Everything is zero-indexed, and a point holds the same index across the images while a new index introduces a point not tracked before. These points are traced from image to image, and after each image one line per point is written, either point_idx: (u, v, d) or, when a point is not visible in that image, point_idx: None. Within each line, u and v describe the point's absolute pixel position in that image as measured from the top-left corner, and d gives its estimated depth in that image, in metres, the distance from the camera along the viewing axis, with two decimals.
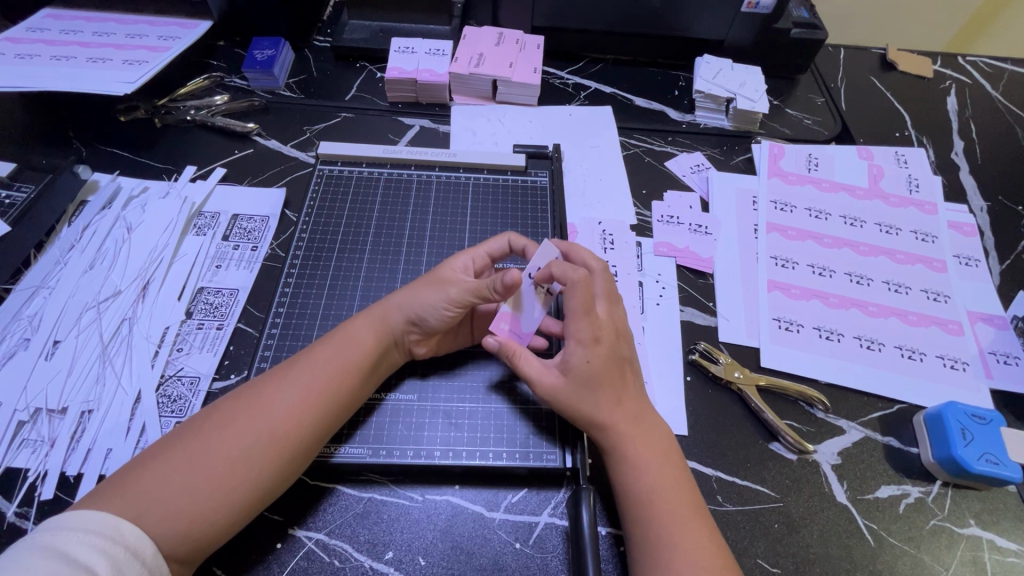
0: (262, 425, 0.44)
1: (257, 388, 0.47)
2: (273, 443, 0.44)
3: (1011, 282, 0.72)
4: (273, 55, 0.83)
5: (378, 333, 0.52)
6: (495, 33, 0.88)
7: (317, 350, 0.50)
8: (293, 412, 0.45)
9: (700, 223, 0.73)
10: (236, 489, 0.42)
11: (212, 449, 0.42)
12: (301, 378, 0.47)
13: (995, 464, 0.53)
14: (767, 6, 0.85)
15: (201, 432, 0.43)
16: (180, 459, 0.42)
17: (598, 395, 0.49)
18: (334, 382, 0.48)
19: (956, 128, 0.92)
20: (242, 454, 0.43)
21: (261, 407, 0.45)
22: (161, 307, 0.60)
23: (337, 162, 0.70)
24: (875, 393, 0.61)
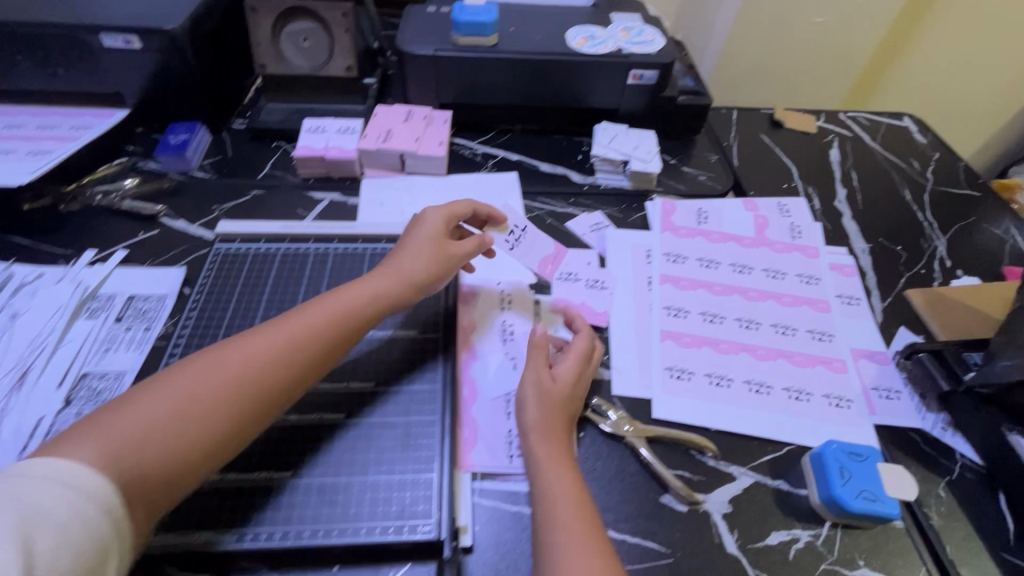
0: (247, 371, 0.50)
1: (252, 336, 0.53)
2: (260, 387, 0.50)
3: (893, 319, 0.76)
4: (186, 139, 0.87)
5: (359, 296, 0.59)
6: (404, 109, 0.93)
7: (297, 311, 0.56)
8: (281, 364, 0.52)
9: (596, 279, 0.76)
10: (214, 431, 0.47)
11: (202, 389, 0.48)
12: (292, 332, 0.54)
13: (872, 500, 0.54)
14: (650, 78, 0.93)
15: (187, 377, 0.48)
16: (167, 401, 0.46)
17: (544, 407, 0.57)
18: (318, 335, 0.55)
19: (839, 177, 1.00)
20: (222, 396, 0.48)
21: (251, 358, 0.51)
22: (37, 396, 0.59)
23: (235, 239, 0.72)
24: (763, 437, 0.62)
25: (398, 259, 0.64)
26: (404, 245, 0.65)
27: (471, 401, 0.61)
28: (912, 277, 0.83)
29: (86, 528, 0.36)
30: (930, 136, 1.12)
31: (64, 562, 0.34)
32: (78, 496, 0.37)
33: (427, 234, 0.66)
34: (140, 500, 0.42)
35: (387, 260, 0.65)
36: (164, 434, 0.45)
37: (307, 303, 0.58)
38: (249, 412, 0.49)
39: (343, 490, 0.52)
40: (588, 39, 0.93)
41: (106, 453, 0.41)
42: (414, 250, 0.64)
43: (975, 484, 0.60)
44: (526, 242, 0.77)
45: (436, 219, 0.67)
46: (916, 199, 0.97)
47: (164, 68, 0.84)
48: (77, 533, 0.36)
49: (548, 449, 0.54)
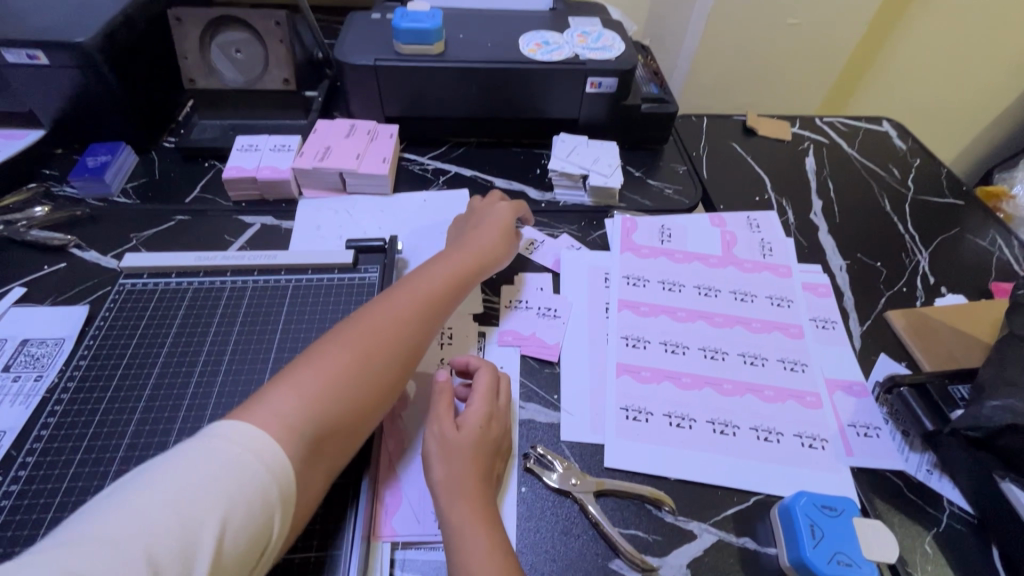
0: (397, 335, 0.53)
1: (382, 305, 0.55)
2: (408, 349, 0.53)
3: (872, 344, 0.70)
4: (106, 161, 0.80)
5: (465, 266, 0.63)
6: (347, 124, 0.86)
7: (415, 280, 0.59)
8: (421, 324, 0.56)
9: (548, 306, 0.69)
10: (388, 386, 0.50)
11: (367, 350, 0.50)
12: (423, 297, 0.57)
13: (848, 565, 0.47)
14: (610, 86, 0.86)
15: (346, 342, 0.50)
16: (345, 363, 0.48)
17: (454, 461, 0.50)
18: (442, 300, 0.59)
19: (814, 187, 0.94)
20: (382, 356, 0.51)
21: (394, 320, 0.54)
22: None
23: (144, 273, 0.65)
24: (728, 487, 0.56)
25: (486, 238, 0.67)
26: (482, 229, 0.69)
27: (396, 457, 0.54)
28: (892, 297, 0.77)
29: (269, 505, 0.38)
30: (910, 142, 1.07)
31: (242, 543, 0.36)
32: (265, 466, 0.39)
33: (497, 219, 0.70)
34: (320, 461, 0.44)
35: (471, 237, 0.68)
36: (341, 395, 0.47)
37: (418, 272, 0.61)
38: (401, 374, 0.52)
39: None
40: (543, 46, 0.87)
41: (293, 417, 0.43)
42: (494, 232, 0.69)
43: (966, 536, 0.54)
44: (548, 244, 0.78)
45: (505, 211, 0.72)
46: (896, 210, 0.91)
47: (78, 84, 0.77)
48: (259, 510, 0.37)
49: (460, 510, 0.48)
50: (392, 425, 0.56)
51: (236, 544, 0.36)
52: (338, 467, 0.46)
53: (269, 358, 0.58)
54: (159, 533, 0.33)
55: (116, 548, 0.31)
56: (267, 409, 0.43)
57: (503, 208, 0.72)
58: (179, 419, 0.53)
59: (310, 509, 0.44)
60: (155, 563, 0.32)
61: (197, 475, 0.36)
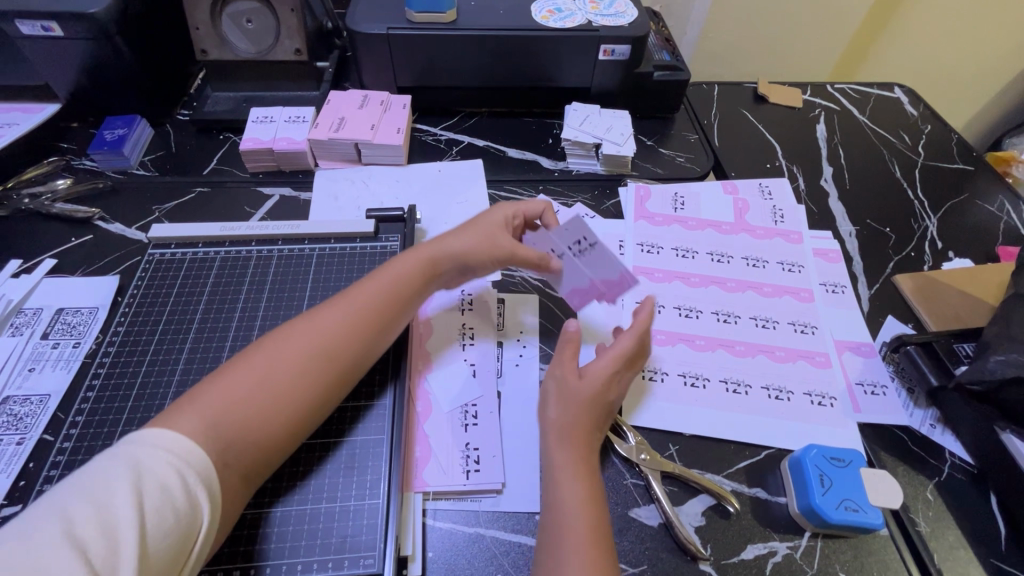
0: (321, 346, 0.51)
1: (313, 314, 0.53)
2: (330, 360, 0.51)
3: (880, 306, 0.72)
4: (123, 134, 0.81)
5: (420, 272, 0.59)
6: (360, 95, 0.87)
7: (360, 286, 0.57)
8: (348, 329, 0.52)
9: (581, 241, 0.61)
10: (301, 396, 0.48)
11: (280, 361, 0.49)
12: (352, 303, 0.54)
13: (855, 511, 0.50)
14: (623, 53, 0.86)
15: (262, 354, 0.49)
16: (253, 375, 0.47)
17: (569, 406, 0.52)
18: (377, 308, 0.55)
19: (825, 155, 0.94)
20: (296, 366, 0.49)
21: (316, 328, 0.51)
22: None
23: (170, 244, 0.67)
24: (741, 441, 0.58)
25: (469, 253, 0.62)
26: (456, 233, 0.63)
27: (425, 416, 0.57)
28: (900, 261, 0.78)
29: (187, 489, 0.38)
30: (921, 108, 1.06)
31: (168, 522, 0.36)
32: (175, 453, 0.40)
33: (495, 228, 0.63)
34: (229, 471, 0.43)
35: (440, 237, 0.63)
36: (253, 404, 0.46)
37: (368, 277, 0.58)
38: (327, 385, 0.50)
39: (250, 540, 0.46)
40: (556, 12, 0.87)
41: (195, 426, 0.42)
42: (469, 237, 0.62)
43: (966, 486, 0.57)
44: (562, 215, 0.79)
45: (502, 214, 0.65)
46: (906, 177, 0.92)
47: (93, 57, 0.78)
48: (177, 494, 0.38)
49: (565, 456, 0.50)
50: (420, 390, 0.59)
51: (162, 527, 0.36)
52: (262, 473, 0.46)
53: None
54: (77, 517, 0.33)
55: (33, 533, 0.32)
56: (179, 415, 0.43)
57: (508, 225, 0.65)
58: None
59: (236, 509, 0.44)
60: (76, 542, 0.32)
61: (113, 469, 0.37)
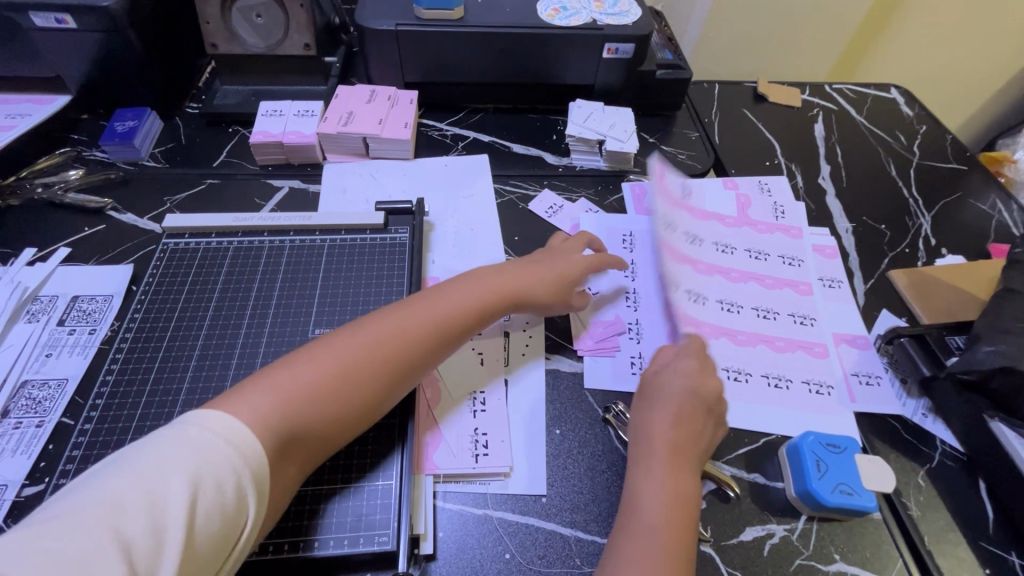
0: (393, 356, 0.51)
1: (393, 318, 0.54)
2: (397, 374, 0.51)
3: (876, 300, 0.74)
4: (134, 126, 0.82)
5: (493, 292, 0.60)
6: (367, 89, 0.88)
7: (434, 298, 0.57)
8: (419, 346, 0.53)
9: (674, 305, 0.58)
10: (364, 401, 0.49)
11: (355, 360, 0.49)
12: (429, 316, 0.55)
13: (849, 494, 0.52)
14: (627, 51, 0.88)
15: (338, 345, 0.50)
16: (328, 367, 0.48)
17: (660, 407, 0.54)
18: (447, 326, 0.56)
19: (823, 153, 0.96)
20: (368, 372, 0.49)
21: (393, 337, 0.52)
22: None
23: (185, 234, 0.68)
24: (740, 429, 0.60)
25: (520, 280, 0.62)
26: (535, 263, 0.64)
27: (435, 403, 0.59)
28: (895, 257, 0.80)
29: (239, 488, 0.38)
30: (916, 108, 1.09)
31: (214, 525, 0.36)
32: (234, 443, 0.39)
33: (562, 270, 0.64)
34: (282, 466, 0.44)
35: (519, 263, 0.64)
36: (308, 402, 0.46)
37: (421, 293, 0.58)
38: (376, 394, 0.50)
39: (307, 500, 0.50)
40: (561, 11, 0.88)
41: (268, 410, 0.43)
42: (542, 273, 0.63)
43: (956, 472, 0.59)
44: (567, 209, 0.81)
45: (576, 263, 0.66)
46: (901, 175, 0.94)
47: (105, 50, 0.79)
48: (230, 496, 0.37)
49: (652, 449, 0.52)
50: (430, 378, 0.60)
51: (209, 524, 0.36)
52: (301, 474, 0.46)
53: (312, 311, 0.62)
54: (129, 509, 0.33)
55: (81, 521, 0.32)
56: (255, 393, 0.44)
57: (567, 264, 0.65)
58: (233, 367, 0.57)
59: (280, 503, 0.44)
60: (123, 537, 0.32)
61: (172, 459, 0.36)
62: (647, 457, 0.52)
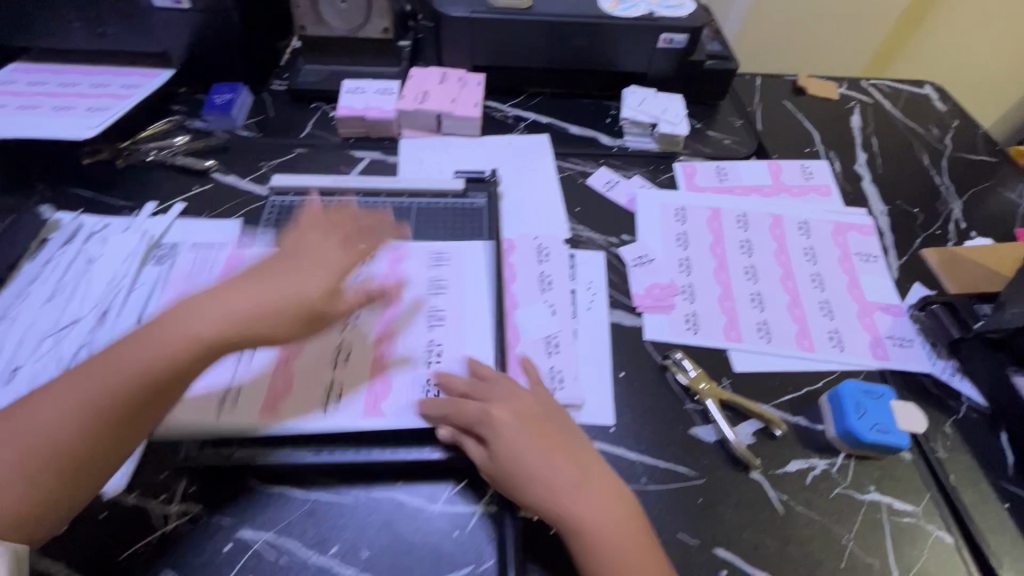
0: (88, 409, 0.46)
1: (104, 359, 0.48)
2: (95, 429, 0.46)
3: (908, 275, 0.81)
4: (231, 98, 0.90)
5: (228, 331, 0.50)
6: (439, 72, 0.96)
7: (166, 329, 0.49)
8: (111, 397, 0.46)
9: (436, 252, 0.70)
10: (83, 458, 0.46)
11: (42, 422, 0.45)
12: (142, 360, 0.47)
13: (884, 432, 0.59)
14: (681, 41, 0.95)
15: (48, 396, 0.47)
16: (17, 426, 0.45)
17: (517, 436, 0.54)
18: (149, 374, 0.47)
19: (859, 142, 1.02)
20: (66, 426, 0.45)
21: (87, 389, 0.47)
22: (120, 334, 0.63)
23: (290, 193, 0.77)
24: (785, 379, 0.67)
25: (286, 314, 0.52)
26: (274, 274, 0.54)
27: (514, 344, 0.66)
28: (926, 238, 0.86)
29: None
30: (949, 104, 1.14)
31: None
32: None
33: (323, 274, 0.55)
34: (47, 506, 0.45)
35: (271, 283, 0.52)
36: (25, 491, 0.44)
37: (138, 329, 0.50)
38: (102, 444, 0.46)
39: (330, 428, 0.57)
40: (619, 3, 0.95)
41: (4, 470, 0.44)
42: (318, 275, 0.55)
43: (979, 423, 0.66)
44: (621, 186, 0.88)
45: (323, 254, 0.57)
46: (933, 165, 1.00)
47: (211, 29, 0.87)
48: None
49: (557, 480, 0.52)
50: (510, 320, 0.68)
51: None
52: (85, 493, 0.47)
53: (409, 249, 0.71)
54: None
55: None
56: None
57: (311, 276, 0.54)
58: None
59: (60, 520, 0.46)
60: None
61: None
62: (553, 489, 0.52)
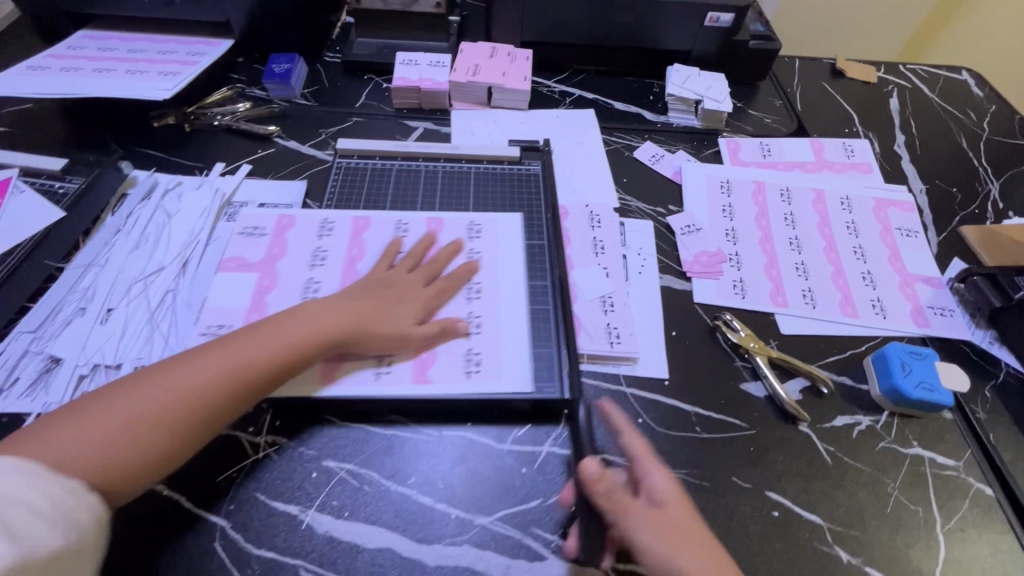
0: (185, 401, 0.48)
1: (202, 352, 0.52)
2: (191, 417, 0.48)
3: (948, 250, 0.83)
4: (290, 68, 0.93)
5: (318, 338, 0.55)
6: (488, 47, 0.99)
7: (261, 331, 0.54)
8: (210, 387, 0.49)
9: (470, 222, 0.71)
10: (175, 441, 0.48)
11: (140, 406, 0.47)
12: (241, 356, 0.52)
13: (930, 390, 0.62)
14: (727, 21, 0.97)
15: (147, 379, 0.49)
16: (116, 404, 0.47)
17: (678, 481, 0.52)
18: (248, 374, 0.51)
19: (898, 124, 1.04)
20: (163, 410, 0.48)
21: (185, 376, 0.49)
22: (224, 259, 0.65)
23: (353, 156, 0.80)
24: (830, 342, 0.70)
25: (374, 323, 0.57)
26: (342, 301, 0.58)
27: (573, 302, 0.69)
28: (965, 216, 0.89)
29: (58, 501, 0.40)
30: (987, 89, 1.15)
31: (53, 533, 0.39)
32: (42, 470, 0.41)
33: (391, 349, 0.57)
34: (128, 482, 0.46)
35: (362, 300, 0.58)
36: (133, 443, 0.46)
37: (256, 327, 0.55)
38: (195, 428, 0.49)
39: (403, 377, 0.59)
40: None
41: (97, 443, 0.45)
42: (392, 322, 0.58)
43: (1017, 389, 0.68)
44: (666, 159, 0.90)
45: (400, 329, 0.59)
46: (971, 147, 1.01)
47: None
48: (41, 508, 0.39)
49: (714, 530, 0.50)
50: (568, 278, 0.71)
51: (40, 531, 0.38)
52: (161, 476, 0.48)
53: (471, 210, 0.75)
54: None
55: None
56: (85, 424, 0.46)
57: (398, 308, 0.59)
58: None
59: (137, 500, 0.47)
60: None
61: None
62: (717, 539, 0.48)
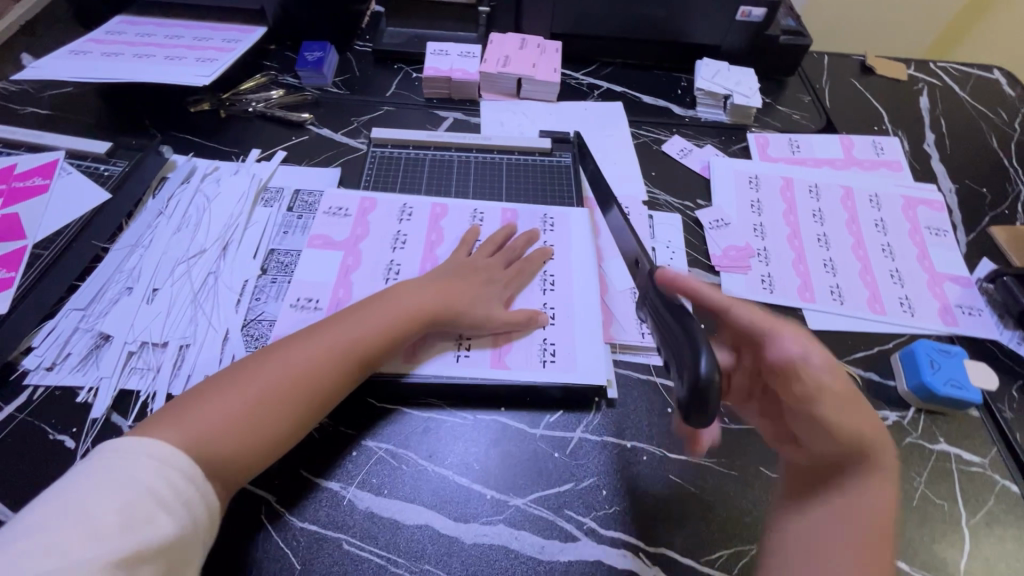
0: (299, 384, 0.51)
1: (303, 339, 0.54)
2: (305, 400, 0.51)
3: (977, 250, 0.83)
4: (322, 56, 0.94)
5: (411, 321, 0.58)
6: (518, 38, 0.99)
7: (354, 317, 0.57)
8: (319, 369, 0.52)
9: (544, 215, 0.74)
10: (291, 423, 0.51)
11: (256, 394, 0.49)
12: (340, 341, 0.54)
13: (959, 388, 0.63)
14: (758, 16, 0.97)
15: (253, 368, 0.51)
16: (230, 392, 0.49)
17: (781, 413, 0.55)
18: (351, 356, 0.54)
19: (928, 122, 1.03)
20: (276, 394, 0.50)
21: (292, 361, 0.52)
22: (312, 236, 0.69)
23: (387, 145, 0.81)
24: (857, 339, 0.71)
25: (458, 310, 0.60)
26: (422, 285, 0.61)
27: (604, 293, 0.70)
28: (995, 216, 0.88)
29: (174, 493, 0.42)
30: (1019, 89, 1.14)
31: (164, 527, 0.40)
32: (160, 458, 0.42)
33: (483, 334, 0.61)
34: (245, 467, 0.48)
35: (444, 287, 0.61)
36: (257, 421, 0.49)
37: (344, 314, 0.57)
38: (301, 411, 0.51)
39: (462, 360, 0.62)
40: None
41: (216, 428, 0.46)
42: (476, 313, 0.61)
43: None
44: (694, 154, 0.91)
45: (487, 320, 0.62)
46: (1002, 147, 1.01)
47: None
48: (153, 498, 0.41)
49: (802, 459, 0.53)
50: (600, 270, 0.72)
51: (154, 523, 0.39)
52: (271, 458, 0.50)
53: (502, 201, 0.76)
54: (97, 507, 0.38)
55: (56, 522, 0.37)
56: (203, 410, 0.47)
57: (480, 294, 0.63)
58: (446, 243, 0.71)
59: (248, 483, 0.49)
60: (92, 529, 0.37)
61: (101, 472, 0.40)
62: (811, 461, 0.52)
